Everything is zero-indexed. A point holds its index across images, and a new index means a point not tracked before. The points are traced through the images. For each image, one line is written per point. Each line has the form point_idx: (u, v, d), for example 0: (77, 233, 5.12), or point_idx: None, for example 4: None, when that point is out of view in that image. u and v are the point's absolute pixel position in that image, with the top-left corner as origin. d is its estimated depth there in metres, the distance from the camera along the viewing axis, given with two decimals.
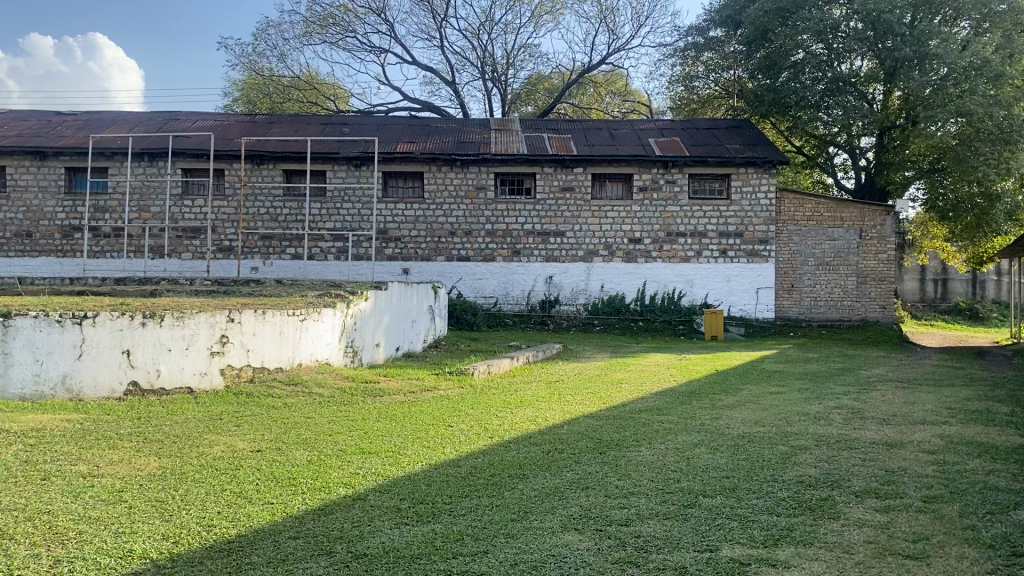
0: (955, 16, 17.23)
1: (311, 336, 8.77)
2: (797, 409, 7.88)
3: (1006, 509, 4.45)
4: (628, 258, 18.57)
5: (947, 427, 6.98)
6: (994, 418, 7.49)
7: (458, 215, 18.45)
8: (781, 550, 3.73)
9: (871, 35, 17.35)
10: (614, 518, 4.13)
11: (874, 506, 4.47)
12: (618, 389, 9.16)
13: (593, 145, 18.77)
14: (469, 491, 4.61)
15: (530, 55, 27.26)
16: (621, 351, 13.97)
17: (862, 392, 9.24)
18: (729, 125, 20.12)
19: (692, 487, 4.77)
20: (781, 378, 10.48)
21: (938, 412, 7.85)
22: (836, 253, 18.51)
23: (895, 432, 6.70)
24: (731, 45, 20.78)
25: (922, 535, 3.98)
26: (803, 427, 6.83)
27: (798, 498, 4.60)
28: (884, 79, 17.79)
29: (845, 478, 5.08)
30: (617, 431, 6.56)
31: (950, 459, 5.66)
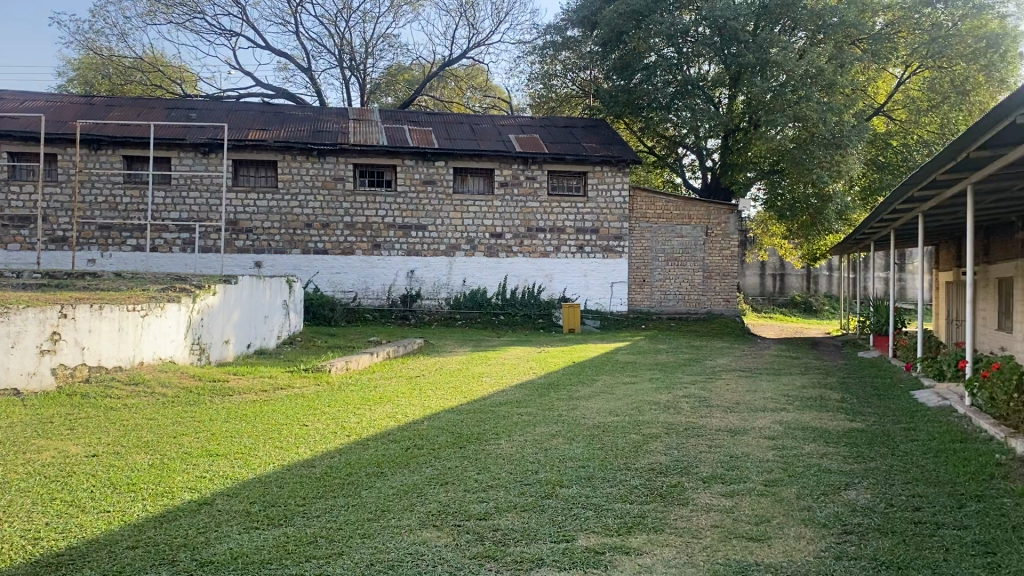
0: (793, 27, 18.28)
1: (153, 333, 8.31)
2: (648, 398, 8.16)
3: (837, 489, 4.76)
4: (489, 252, 18.67)
5: (785, 414, 7.41)
6: (826, 404, 8.03)
7: (314, 206, 18.02)
8: (633, 537, 3.83)
9: (718, 40, 18.15)
10: (473, 513, 4.12)
11: (719, 491, 4.67)
12: (479, 383, 9.18)
13: (453, 139, 18.73)
14: (324, 491, 4.48)
15: (389, 46, 26.89)
16: (482, 344, 14.04)
17: (709, 381, 9.67)
18: (587, 123, 20.58)
19: (549, 478, 4.84)
20: (634, 369, 10.85)
21: (777, 399, 8.33)
22: (684, 249, 19.32)
23: (738, 419, 7.04)
24: (587, 45, 21.20)
25: (764, 517, 4.19)
26: (654, 416, 7.08)
27: (649, 485, 4.75)
28: (729, 84, 18.66)
29: (692, 464, 5.30)
30: (478, 424, 6.58)
31: (788, 444, 6.01)
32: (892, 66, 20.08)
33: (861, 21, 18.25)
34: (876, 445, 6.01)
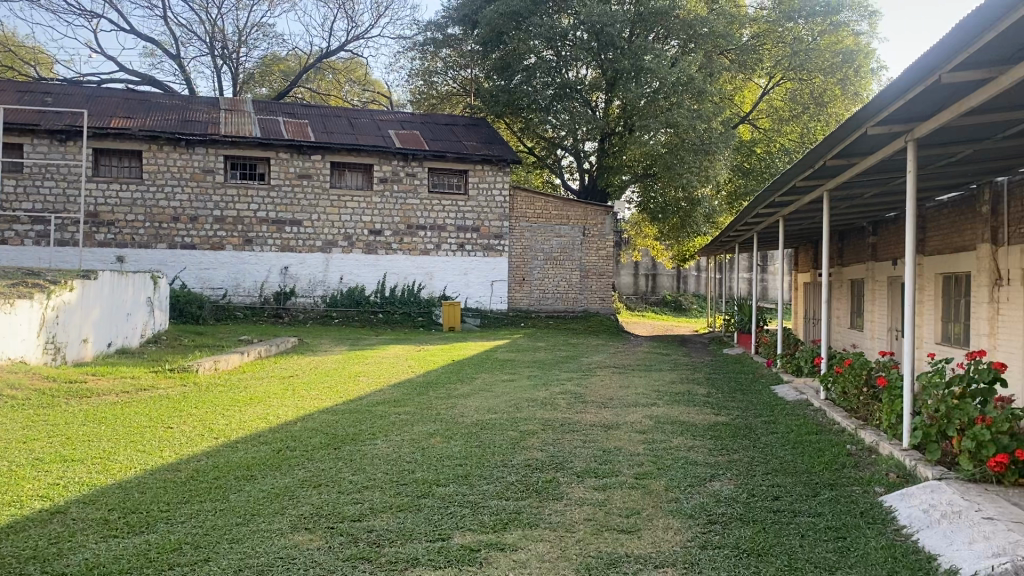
0: (666, 35, 18.86)
1: (1, 331, 7.74)
2: (526, 395, 8.25)
3: (703, 481, 4.95)
4: (367, 249, 18.41)
5: (656, 408, 7.66)
6: (693, 399, 8.35)
7: (181, 199, 17.30)
8: (508, 534, 3.86)
9: (594, 45, 18.47)
10: (347, 515, 4.05)
11: (592, 485, 4.78)
12: (355, 382, 9.04)
13: (330, 133, 18.35)
14: (190, 496, 4.31)
15: (264, 35, 26.08)
16: (358, 343, 13.82)
17: (584, 378, 9.86)
18: (467, 122, 20.60)
19: (425, 477, 4.82)
20: (512, 366, 10.95)
21: (648, 395, 8.58)
22: (562, 249, 19.65)
23: (612, 415, 7.22)
24: (467, 44, 21.19)
25: (634, 510, 4.30)
26: (531, 413, 7.17)
27: (525, 481, 4.80)
28: (606, 88, 19.15)
29: (567, 459, 5.40)
30: (353, 424, 6.48)
31: (657, 438, 6.22)
32: (758, 77, 21.02)
33: (729, 32, 19.01)
34: (739, 437, 6.31)
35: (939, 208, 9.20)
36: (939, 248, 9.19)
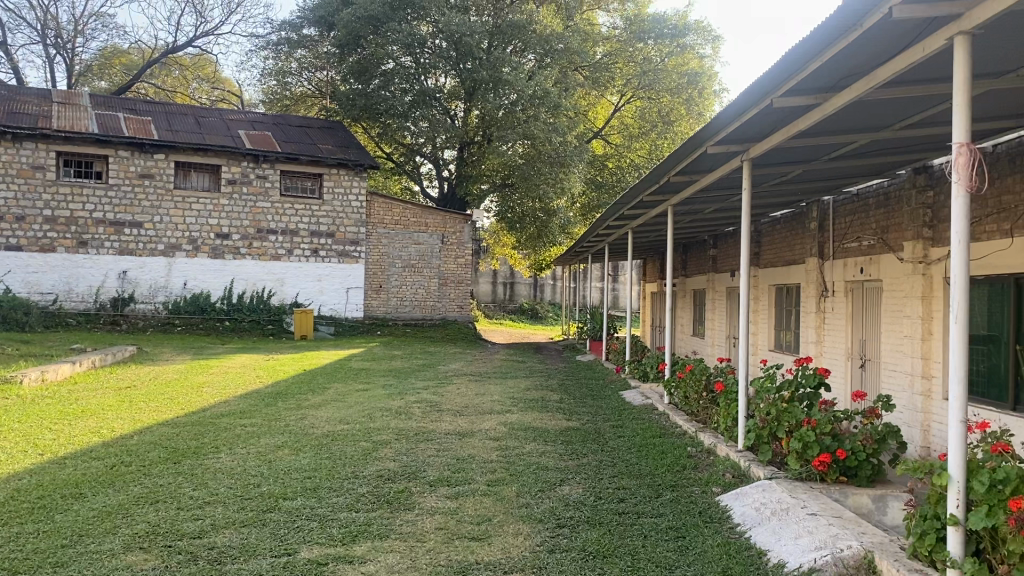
0: (523, 49, 19.16)
1: None
2: (379, 404, 8.17)
3: (553, 486, 5.05)
4: (214, 254, 17.67)
5: (509, 415, 7.76)
6: (546, 405, 8.51)
7: (6, 196, 16.10)
8: (358, 546, 3.80)
9: (453, 55, 18.46)
10: (186, 532, 3.87)
11: (444, 494, 4.78)
12: (199, 393, 8.65)
13: (175, 131, 17.50)
14: (8, 518, 3.99)
15: (104, 25, 24.60)
16: (203, 352, 13.24)
17: (440, 386, 9.87)
18: (322, 125, 20.20)
19: (271, 491, 4.67)
20: (366, 375, 10.81)
21: (502, 402, 8.68)
22: (420, 256, 19.61)
23: (466, 422, 7.26)
24: (324, 46, 20.78)
25: (486, 516, 4.34)
26: (384, 422, 7.10)
27: (376, 492, 4.74)
28: (464, 97, 19.23)
29: (419, 468, 5.37)
30: (194, 437, 6.20)
31: (511, 444, 6.30)
32: (609, 93, 21.74)
33: (583, 50, 19.56)
34: (589, 442, 6.48)
35: (772, 224, 9.80)
36: (772, 261, 9.79)
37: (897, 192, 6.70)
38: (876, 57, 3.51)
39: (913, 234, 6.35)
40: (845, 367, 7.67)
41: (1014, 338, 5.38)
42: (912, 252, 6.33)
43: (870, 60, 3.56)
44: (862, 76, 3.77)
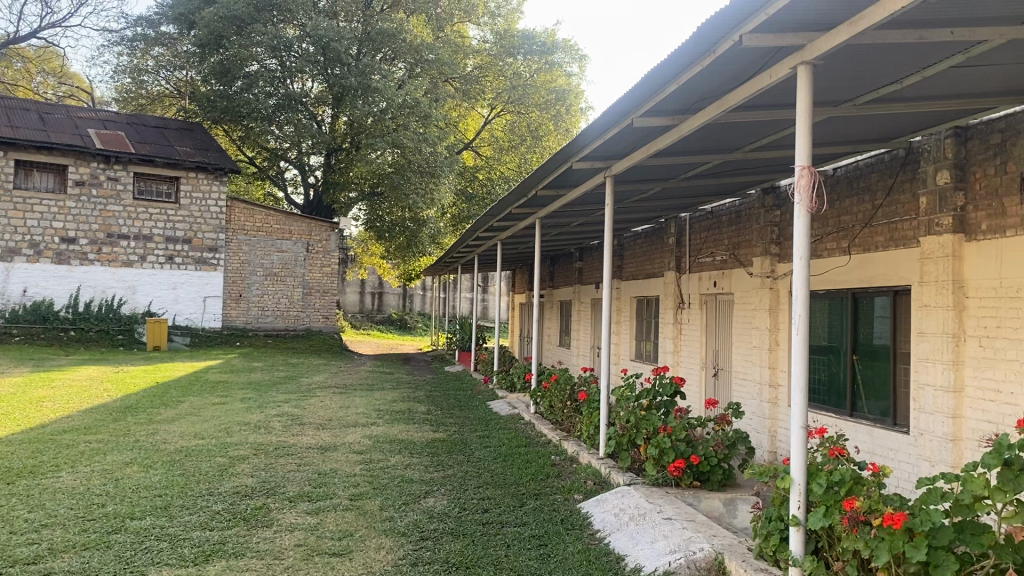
0: (393, 57, 18.97)
1: None
2: (238, 418, 7.88)
3: (417, 499, 5.01)
4: (58, 259, 16.59)
5: (374, 428, 7.66)
6: (412, 417, 8.46)
7: None
8: (211, 566, 3.65)
9: (321, 59, 18.06)
10: (18, 558, 3.60)
11: (304, 509, 4.66)
12: (37, 408, 8.09)
13: (16, 127, 16.30)
14: None
15: None
16: (43, 364, 12.37)
17: (302, 399, 9.63)
18: (180, 126, 19.40)
19: (117, 510, 4.42)
20: (224, 388, 10.40)
21: (367, 414, 8.56)
22: (283, 264, 19.17)
23: (329, 436, 7.10)
24: (183, 44, 19.90)
25: (347, 531, 4.26)
26: (242, 437, 6.86)
27: (232, 510, 4.56)
28: (331, 103, 18.85)
29: (279, 484, 5.21)
30: (31, 456, 5.78)
31: (375, 457, 6.21)
32: (479, 106, 21.88)
33: (453, 61, 19.58)
34: (454, 453, 6.49)
35: (633, 238, 10.14)
36: (634, 274, 10.12)
37: (747, 210, 7.08)
38: (728, 82, 3.70)
39: (762, 250, 6.71)
40: (700, 376, 8.01)
41: (852, 348, 5.76)
42: (761, 267, 6.69)
43: (722, 85, 3.75)
44: (716, 99, 3.97)
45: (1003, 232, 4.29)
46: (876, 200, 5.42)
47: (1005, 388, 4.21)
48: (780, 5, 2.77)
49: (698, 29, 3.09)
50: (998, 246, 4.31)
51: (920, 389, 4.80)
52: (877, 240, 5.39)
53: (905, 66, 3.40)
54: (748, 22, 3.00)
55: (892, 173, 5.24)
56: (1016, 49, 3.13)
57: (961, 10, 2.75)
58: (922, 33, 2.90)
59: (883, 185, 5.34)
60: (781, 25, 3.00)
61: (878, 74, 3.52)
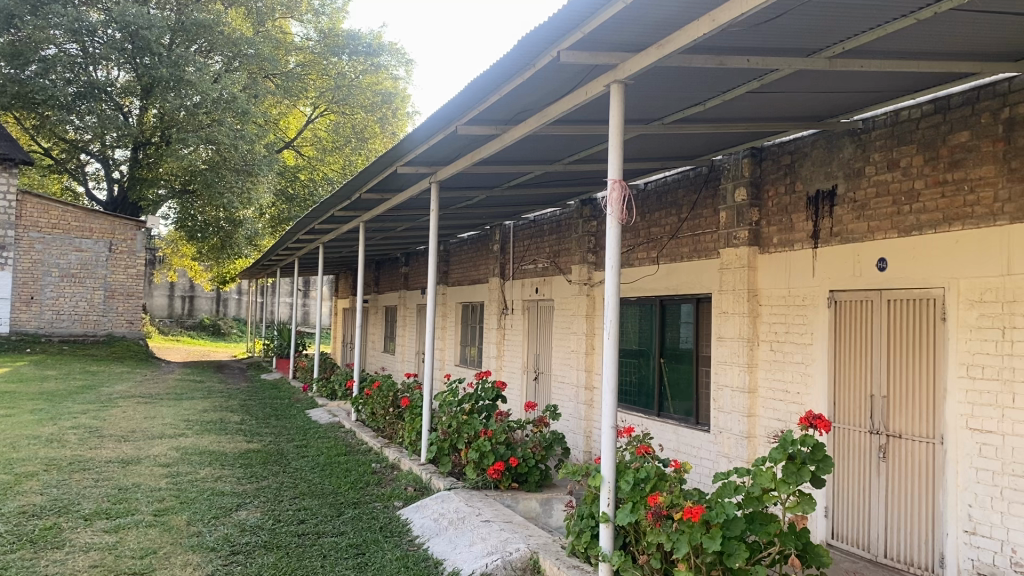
0: (209, 49, 17.87)
1: None
2: (26, 432, 7.22)
3: (228, 512, 4.80)
4: None
5: (183, 439, 7.26)
6: (225, 427, 8.08)
7: None
8: None
9: (129, 47, 16.85)
10: None
11: (102, 528, 4.34)
12: None
13: None
14: None
15: None
16: None
17: (103, 410, 8.98)
18: None
19: None
20: (10, 398, 9.50)
21: (175, 425, 8.09)
22: (82, 264, 17.81)
23: (131, 449, 6.66)
24: None
25: (150, 549, 4.02)
26: (32, 452, 6.29)
27: (17, 532, 4.18)
28: (140, 94, 17.70)
29: (73, 502, 4.83)
30: None
31: (183, 470, 5.89)
32: (302, 105, 21.23)
33: (273, 56, 18.82)
34: (269, 464, 6.27)
35: (459, 245, 10.24)
36: (459, 280, 10.23)
37: (567, 220, 7.32)
38: (548, 95, 3.81)
39: (580, 258, 6.96)
40: (521, 380, 8.19)
41: (660, 351, 6.09)
42: (579, 275, 6.94)
43: (543, 98, 3.86)
44: (536, 112, 4.09)
45: (792, 246, 4.69)
46: (682, 213, 5.77)
47: (793, 387, 4.61)
48: (594, 25, 2.89)
49: (518, 43, 3.16)
50: (787, 258, 4.71)
51: (719, 390, 5.15)
52: (682, 250, 5.73)
53: (708, 90, 3.65)
54: (565, 40, 3.11)
55: (696, 189, 5.60)
56: (802, 79, 3.44)
57: (755, 40, 2.98)
58: (722, 59, 3.12)
59: (688, 200, 5.70)
60: (596, 44, 3.13)
61: (683, 95, 3.75)
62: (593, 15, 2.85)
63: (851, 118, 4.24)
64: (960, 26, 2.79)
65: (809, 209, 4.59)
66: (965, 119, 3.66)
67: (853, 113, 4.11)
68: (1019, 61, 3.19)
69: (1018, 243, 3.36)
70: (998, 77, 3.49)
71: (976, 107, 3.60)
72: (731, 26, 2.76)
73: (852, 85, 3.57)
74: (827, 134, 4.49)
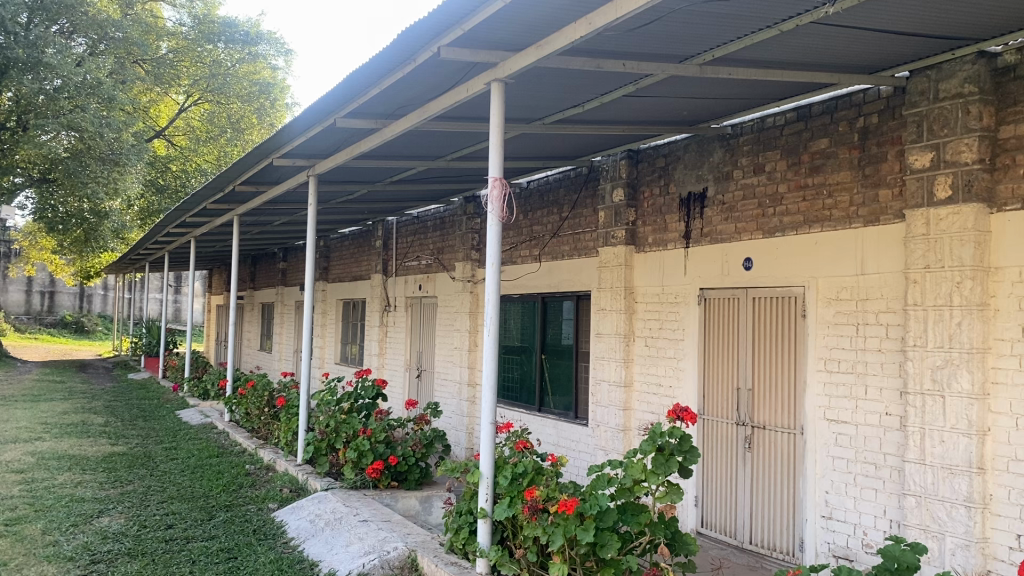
0: (71, 30, 16.14)
1: None
2: None
3: (89, 518, 4.56)
4: None
5: (40, 444, 6.81)
6: (87, 430, 7.66)
7: None
8: None
9: None
10: None
11: None
12: None
13: None
14: None
15: None
16: None
17: None
18: None
19: None
20: None
21: (31, 429, 7.60)
22: None
23: None
24: None
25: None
26: None
27: None
28: None
29: None
30: None
31: (39, 476, 5.54)
32: (173, 92, 20.11)
33: (143, 41, 17.52)
34: (135, 467, 5.98)
35: (340, 240, 10.08)
36: (340, 276, 10.05)
37: (450, 217, 7.32)
38: (428, 91, 3.80)
39: (464, 255, 6.96)
40: (404, 378, 8.15)
41: (541, 348, 6.17)
42: (462, 272, 6.94)
43: (423, 94, 3.85)
44: (417, 107, 4.07)
45: (666, 246, 4.84)
46: (563, 212, 5.86)
47: (666, 382, 4.77)
48: (473, 22, 2.90)
49: (397, 38, 3.13)
50: (661, 257, 4.87)
51: (597, 384, 5.26)
52: (563, 248, 5.83)
53: (586, 92, 3.72)
54: (444, 36, 3.10)
55: (577, 189, 5.70)
56: (675, 85, 3.56)
57: (630, 45, 3.06)
58: (599, 61, 3.18)
59: (569, 199, 5.80)
60: (475, 42, 3.14)
61: (563, 96, 3.81)
62: (472, 13, 2.87)
63: (721, 123, 4.40)
64: (819, 39, 2.95)
65: (681, 210, 4.75)
66: (825, 128, 3.87)
67: (724, 118, 4.28)
68: (872, 74, 3.40)
69: (869, 245, 3.59)
70: (855, 88, 3.71)
71: (834, 116, 3.82)
72: (607, 30, 2.83)
73: (721, 92, 3.71)
74: (699, 139, 4.66)
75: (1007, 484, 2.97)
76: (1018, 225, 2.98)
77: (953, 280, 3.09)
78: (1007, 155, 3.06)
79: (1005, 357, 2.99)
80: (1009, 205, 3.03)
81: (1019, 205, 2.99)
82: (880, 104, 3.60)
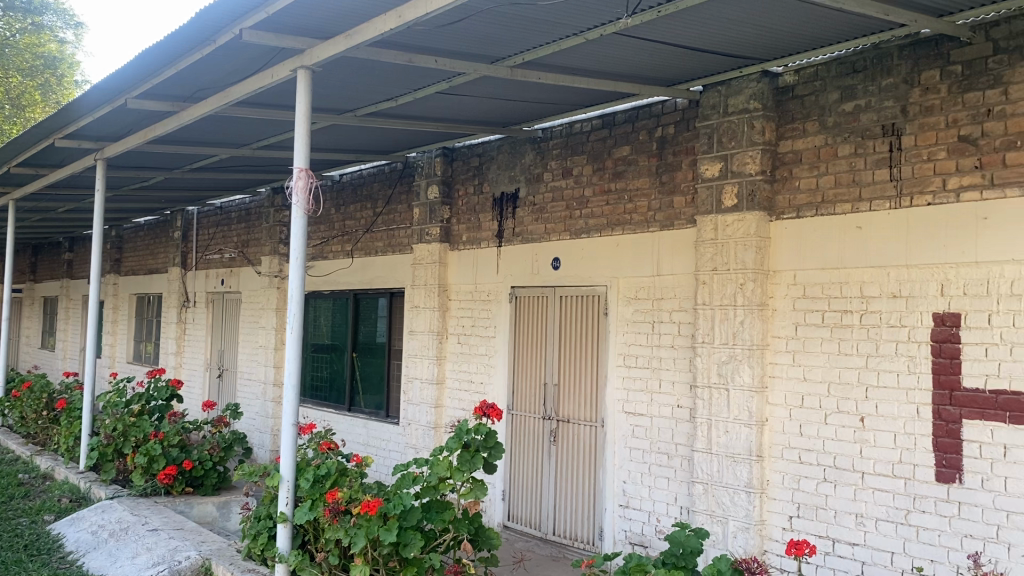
0: None
1: None
2: None
3: None
4: None
5: None
6: None
7: None
8: None
9: None
10: None
11: None
12: None
13: None
14: None
15: None
16: None
17: None
18: None
19: None
20: None
21: None
22: None
23: None
24: None
25: None
26: None
27: None
28: None
29: None
30: None
31: None
32: None
33: None
34: None
35: (134, 230, 9.43)
36: (133, 269, 9.41)
37: (257, 209, 7.02)
38: (231, 74, 3.61)
39: (271, 249, 6.70)
40: (203, 378, 7.74)
41: (352, 346, 6.05)
42: (269, 266, 6.67)
43: (224, 77, 3.65)
44: (217, 92, 3.86)
45: (479, 245, 4.89)
46: (376, 208, 5.77)
47: (477, 379, 4.82)
48: (279, 6, 2.77)
49: (195, 17, 2.95)
50: (474, 255, 4.91)
51: (408, 381, 5.23)
52: (376, 244, 5.74)
53: (397, 86, 3.67)
54: (247, 18, 2.96)
55: (391, 184, 5.63)
56: (486, 85, 3.59)
57: (439, 41, 3.06)
58: (410, 57, 3.15)
59: (383, 194, 5.71)
60: (281, 26, 3.01)
61: (373, 89, 3.74)
62: None
63: (532, 127, 4.49)
64: (621, 49, 3.08)
65: (494, 210, 4.81)
66: (627, 135, 4.04)
67: (534, 122, 4.37)
68: (670, 86, 3.58)
69: (665, 247, 3.79)
70: (654, 99, 3.90)
71: (636, 125, 3.99)
72: (416, 25, 2.80)
73: (530, 95, 3.79)
74: (511, 140, 4.73)
75: (782, 470, 3.23)
76: (794, 232, 3.24)
77: (738, 282, 3.32)
78: (786, 167, 3.31)
79: (782, 353, 3.26)
80: (787, 213, 3.29)
81: (796, 214, 3.25)
82: (676, 115, 3.81)
